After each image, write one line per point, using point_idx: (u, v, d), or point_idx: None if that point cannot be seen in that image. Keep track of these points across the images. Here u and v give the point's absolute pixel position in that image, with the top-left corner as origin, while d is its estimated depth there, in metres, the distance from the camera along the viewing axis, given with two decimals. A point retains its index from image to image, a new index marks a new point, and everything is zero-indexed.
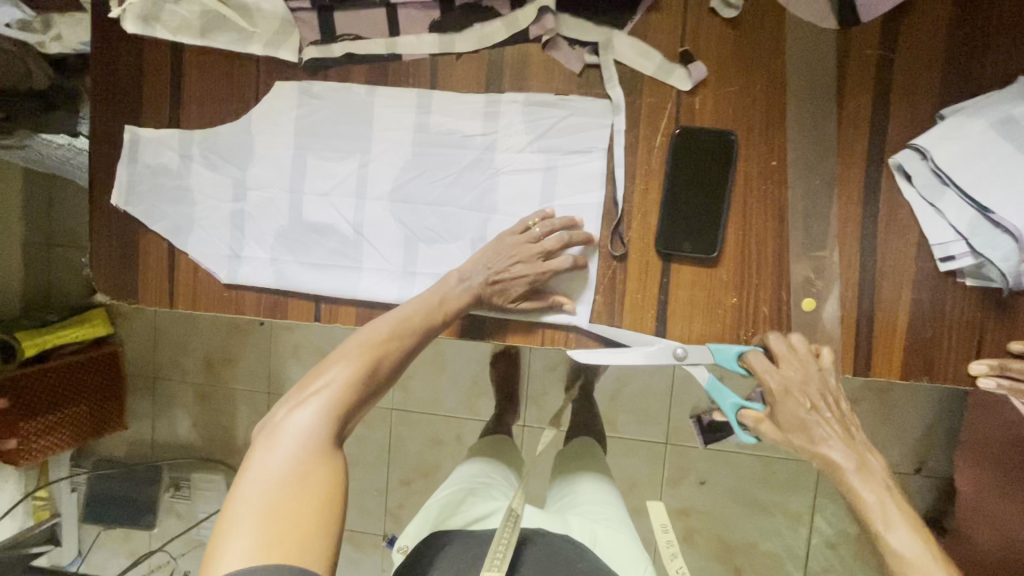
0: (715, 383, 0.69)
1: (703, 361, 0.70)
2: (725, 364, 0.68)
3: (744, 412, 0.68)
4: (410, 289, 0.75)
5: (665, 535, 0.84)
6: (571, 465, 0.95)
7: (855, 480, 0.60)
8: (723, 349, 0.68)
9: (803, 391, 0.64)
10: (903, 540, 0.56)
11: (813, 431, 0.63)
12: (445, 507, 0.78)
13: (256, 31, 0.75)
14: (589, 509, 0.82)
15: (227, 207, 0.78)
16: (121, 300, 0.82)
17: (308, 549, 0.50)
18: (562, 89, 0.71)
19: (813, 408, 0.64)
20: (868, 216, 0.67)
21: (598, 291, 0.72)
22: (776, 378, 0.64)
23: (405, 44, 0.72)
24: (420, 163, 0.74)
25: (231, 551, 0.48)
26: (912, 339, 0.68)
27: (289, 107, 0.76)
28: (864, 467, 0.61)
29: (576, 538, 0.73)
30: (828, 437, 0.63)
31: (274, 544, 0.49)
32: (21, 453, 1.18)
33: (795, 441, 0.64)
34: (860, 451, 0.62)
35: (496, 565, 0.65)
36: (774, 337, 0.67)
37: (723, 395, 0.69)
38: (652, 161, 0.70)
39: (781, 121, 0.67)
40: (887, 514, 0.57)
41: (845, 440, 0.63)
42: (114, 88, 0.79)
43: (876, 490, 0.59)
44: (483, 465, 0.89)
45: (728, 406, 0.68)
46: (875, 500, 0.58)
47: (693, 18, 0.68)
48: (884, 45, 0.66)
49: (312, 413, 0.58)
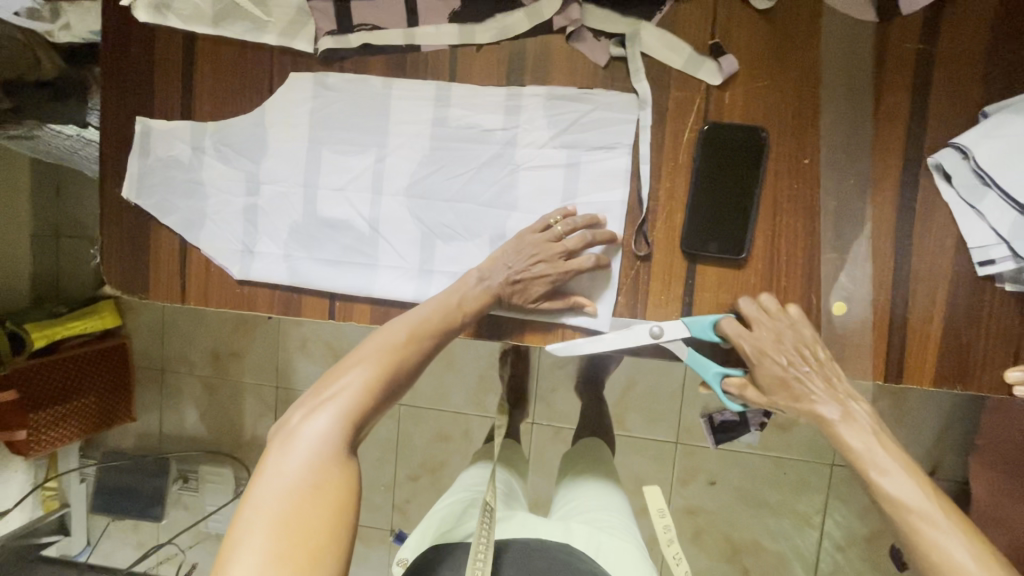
0: (696, 355, 0.68)
1: (680, 336, 0.68)
2: (703, 335, 0.67)
3: (730, 380, 0.67)
4: (427, 288, 0.73)
5: (662, 519, 0.81)
6: (579, 466, 0.95)
7: (842, 430, 0.59)
8: (698, 320, 0.67)
9: (777, 351, 0.64)
10: (898, 484, 0.55)
11: (796, 389, 0.63)
12: (446, 520, 0.77)
13: (270, 21, 0.73)
14: (593, 517, 0.79)
15: (240, 201, 0.77)
16: (131, 294, 0.80)
17: (319, 562, 0.49)
18: (586, 82, 0.68)
19: (790, 364, 0.63)
20: (903, 216, 0.65)
21: (620, 290, 0.70)
22: (749, 342, 0.64)
23: (424, 34, 0.70)
24: (437, 158, 0.72)
25: (241, 563, 0.47)
26: (946, 345, 0.65)
27: (304, 99, 0.74)
28: (847, 414, 0.60)
29: (577, 547, 0.72)
30: (811, 392, 0.62)
31: (286, 557, 0.48)
32: (30, 444, 1.18)
33: (779, 402, 0.64)
34: (842, 399, 0.61)
35: (479, 566, 0.63)
36: (744, 301, 0.67)
37: (705, 365, 0.68)
38: (678, 159, 0.67)
39: (814, 117, 0.65)
40: (877, 459, 0.57)
41: (828, 393, 0.62)
42: (126, 78, 0.77)
43: (864, 437, 0.58)
44: (484, 469, 0.92)
45: (712, 376, 0.67)
46: (863, 447, 0.57)
47: (724, 9, 0.65)
48: (925, 39, 0.63)
49: (327, 419, 0.57)
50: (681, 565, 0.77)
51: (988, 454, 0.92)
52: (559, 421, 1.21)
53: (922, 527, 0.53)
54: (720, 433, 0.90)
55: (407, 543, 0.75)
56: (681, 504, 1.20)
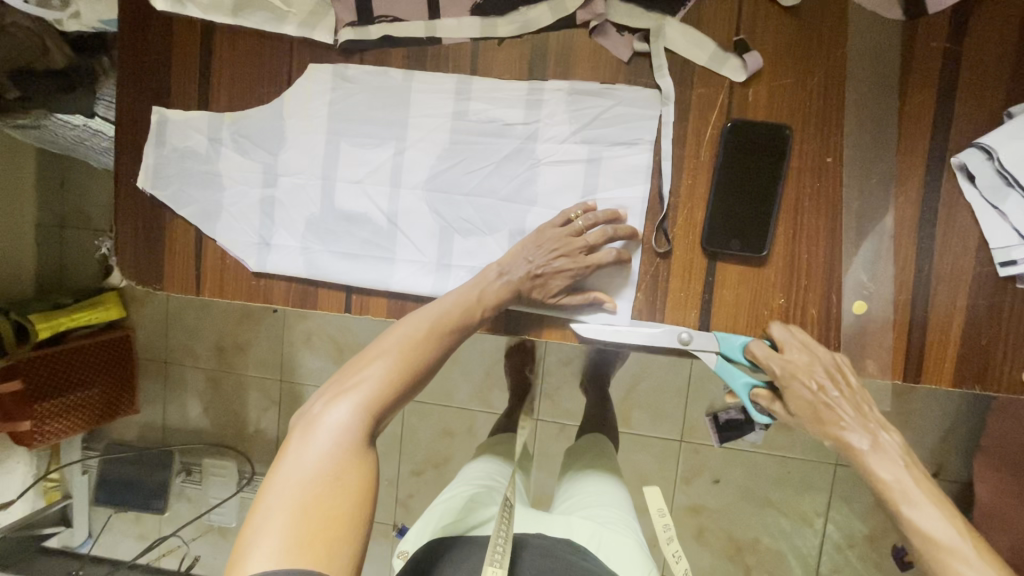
0: (724, 366, 0.68)
1: (709, 348, 0.68)
2: (730, 354, 0.67)
3: (758, 391, 0.67)
4: (445, 281, 0.73)
5: (663, 519, 0.80)
6: (581, 461, 0.95)
7: (870, 460, 0.60)
8: (728, 336, 0.67)
9: (808, 375, 0.64)
10: (925, 516, 0.55)
11: (823, 414, 0.63)
12: (446, 513, 0.78)
13: (290, 11, 0.72)
14: (592, 512, 0.79)
15: (257, 193, 0.76)
16: (144, 285, 0.80)
17: (336, 553, 0.49)
18: (609, 77, 0.68)
19: (820, 390, 0.63)
20: (925, 216, 0.65)
21: (639, 288, 0.70)
22: (779, 364, 0.64)
23: (445, 27, 0.70)
24: (457, 152, 0.72)
25: (261, 550, 0.47)
26: (966, 345, 0.65)
27: (323, 91, 0.73)
28: (877, 444, 0.61)
29: (578, 542, 0.73)
30: (841, 419, 0.63)
31: (304, 547, 0.48)
32: (34, 435, 1.17)
33: (809, 425, 0.65)
34: (872, 429, 0.62)
35: (498, 557, 0.63)
36: (777, 327, 0.66)
37: (735, 375, 0.68)
38: (700, 156, 0.67)
39: (837, 115, 0.65)
40: (909, 492, 0.57)
41: (858, 421, 0.62)
42: (142, 68, 0.76)
43: (894, 469, 0.59)
44: (486, 463, 0.91)
45: (740, 386, 0.68)
46: (893, 479, 0.58)
47: (749, 6, 0.65)
48: (951, 38, 0.63)
49: (349, 409, 0.57)
50: (681, 564, 0.76)
51: (994, 457, 0.93)
52: (564, 418, 1.21)
53: (951, 561, 0.53)
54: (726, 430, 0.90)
55: (409, 535, 0.78)
56: (682, 503, 1.20)
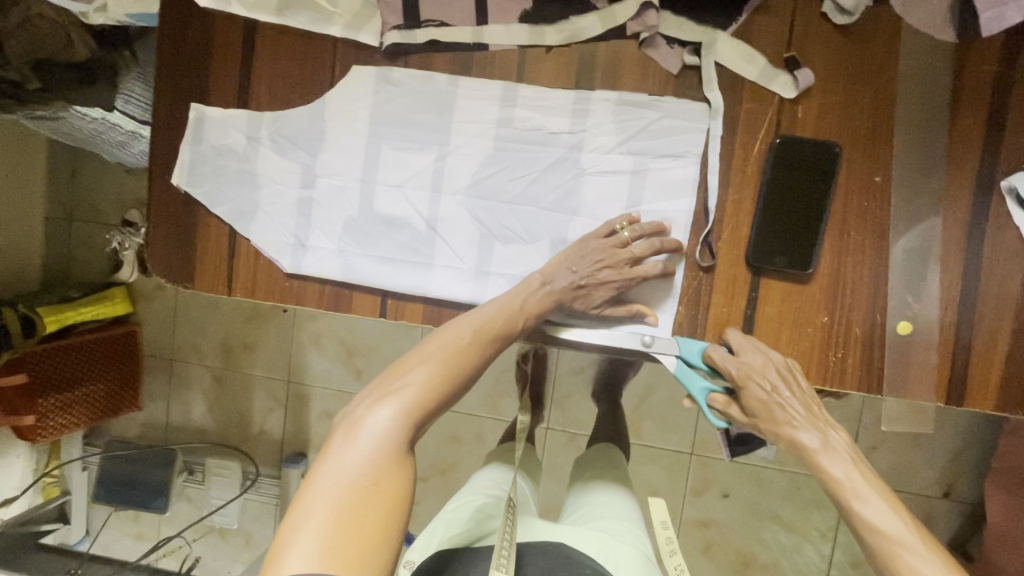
0: (684, 369, 0.69)
1: (670, 352, 0.69)
2: (691, 359, 0.68)
3: (715, 395, 0.68)
4: (484, 289, 0.72)
5: (664, 532, 0.79)
6: (591, 471, 0.94)
7: (822, 458, 0.62)
8: (688, 341, 0.68)
9: (762, 376, 0.64)
10: (875, 510, 0.57)
11: (778, 414, 0.64)
12: (453, 522, 0.77)
13: (336, 12, 0.72)
14: (607, 525, 0.78)
15: (294, 193, 0.75)
16: (173, 282, 0.79)
17: (368, 563, 0.48)
18: (657, 90, 0.68)
19: (773, 390, 0.64)
20: (973, 238, 0.65)
21: (681, 301, 0.70)
22: (735, 366, 0.65)
23: (493, 33, 0.69)
24: (501, 159, 0.71)
25: (297, 551, 0.46)
26: (1010, 369, 0.65)
27: (366, 93, 0.73)
28: (827, 443, 0.63)
29: (582, 550, 0.71)
30: (793, 419, 0.64)
31: (339, 553, 0.47)
32: (38, 429, 1.15)
33: (763, 425, 0.65)
34: (822, 427, 0.64)
35: (503, 563, 0.63)
36: (733, 332, 0.67)
37: (693, 379, 0.69)
38: (748, 172, 0.67)
39: (885, 136, 0.65)
40: (857, 487, 0.59)
41: (809, 420, 0.64)
42: (181, 64, 0.75)
43: (844, 466, 0.61)
44: (498, 472, 0.91)
45: (698, 389, 0.69)
46: (844, 475, 0.60)
47: (802, 23, 0.65)
48: (1002, 61, 0.63)
49: (392, 413, 0.56)
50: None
51: (1006, 477, 0.92)
52: (574, 427, 1.20)
53: (901, 553, 0.55)
54: (736, 446, 0.77)
55: (415, 547, 0.76)
56: (691, 516, 1.19)
